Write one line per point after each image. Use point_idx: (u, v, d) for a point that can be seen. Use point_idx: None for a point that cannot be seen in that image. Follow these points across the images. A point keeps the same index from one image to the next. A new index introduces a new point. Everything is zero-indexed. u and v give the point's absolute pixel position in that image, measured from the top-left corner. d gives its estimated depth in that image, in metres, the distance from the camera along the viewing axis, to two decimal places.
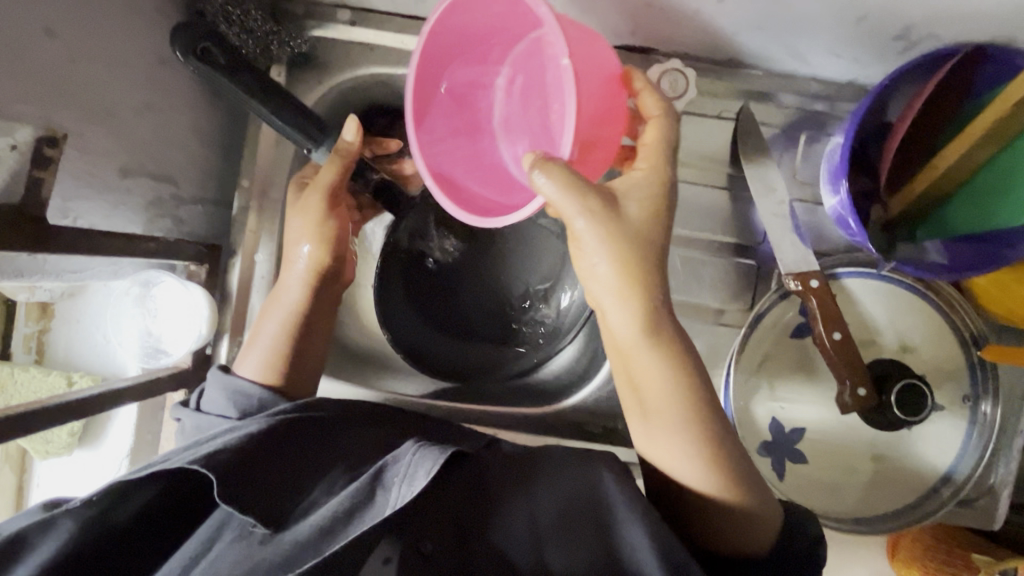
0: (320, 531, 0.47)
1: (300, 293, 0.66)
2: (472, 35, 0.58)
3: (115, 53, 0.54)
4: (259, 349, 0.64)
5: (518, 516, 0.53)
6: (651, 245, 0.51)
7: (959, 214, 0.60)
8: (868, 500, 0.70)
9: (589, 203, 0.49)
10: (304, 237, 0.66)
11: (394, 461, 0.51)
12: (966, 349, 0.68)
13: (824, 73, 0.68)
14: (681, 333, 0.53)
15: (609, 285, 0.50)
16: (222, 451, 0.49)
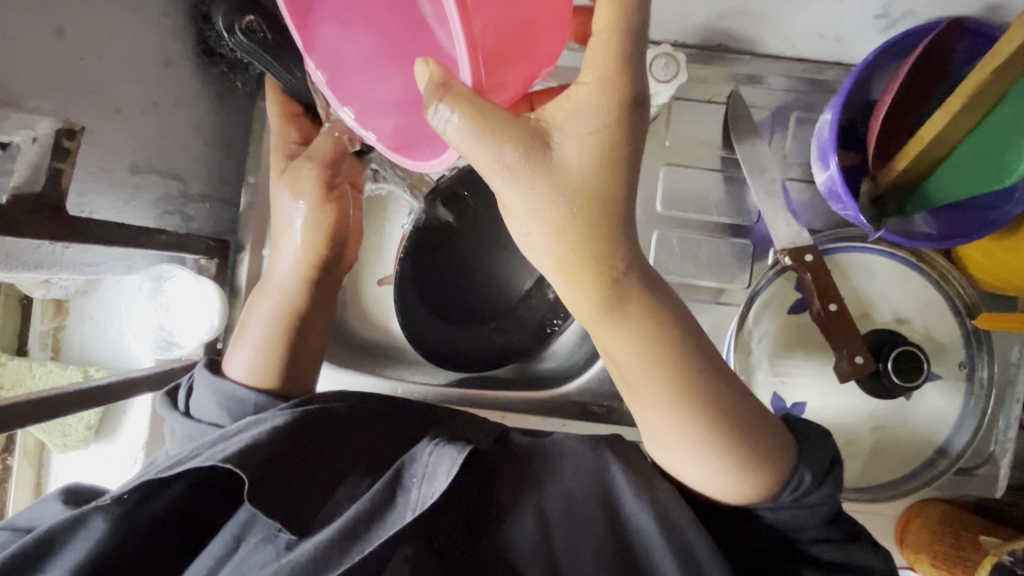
0: (344, 534, 0.49)
1: (290, 279, 0.64)
2: None
3: (125, 53, 0.57)
4: (249, 338, 0.63)
5: (533, 509, 0.54)
6: (598, 192, 0.42)
7: (947, 183, 0.61)
8: (869, 472, 0.71)
9: (508, 151, 0.41)
10: (292, 217, 0.65)
11: (413, 462, 0.53)
12: (959, 319, 0.70)
13: (808, 55, 0.70)
14: (662, 297, 0.46)
15: (551, 252, 0.44)
16: (255, 449, 0.50)
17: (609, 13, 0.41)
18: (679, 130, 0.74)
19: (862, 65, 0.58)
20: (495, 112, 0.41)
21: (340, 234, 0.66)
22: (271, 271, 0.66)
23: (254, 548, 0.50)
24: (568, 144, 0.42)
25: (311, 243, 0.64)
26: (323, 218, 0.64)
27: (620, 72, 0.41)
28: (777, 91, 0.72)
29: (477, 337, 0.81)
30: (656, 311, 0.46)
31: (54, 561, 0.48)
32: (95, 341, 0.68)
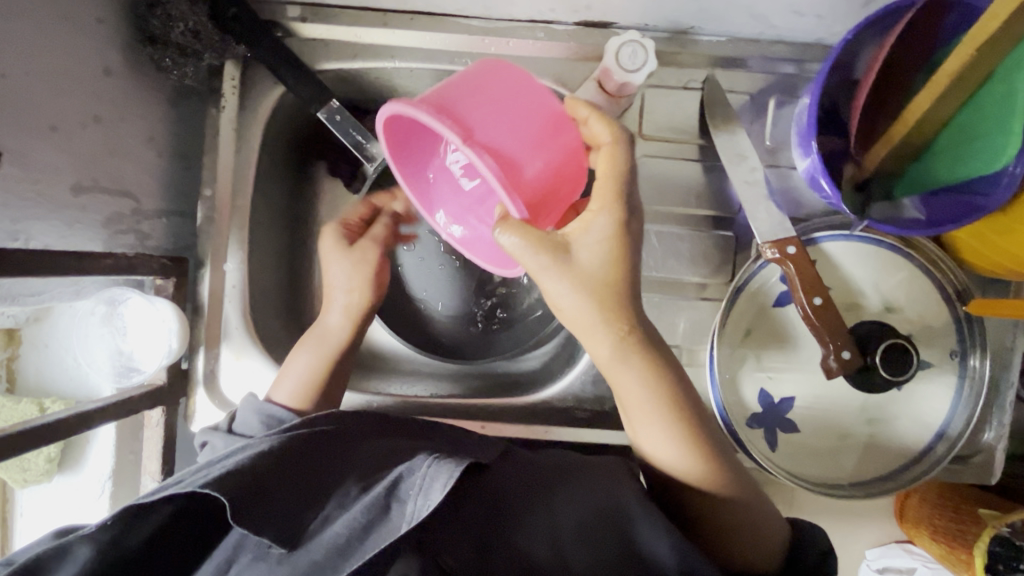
0: (337, 551, 0.46)
1: (344, 333, 0.70)
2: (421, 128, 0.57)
3: (54, 66, 0.53)
4: (293, 372, 0.66)
5: (540, 532, 0.51)
6: (613, 280, 0.52)
7: (933, 168, 0.58)
8: (864, 466, 0.69)
9: (548, 256, 0.51)
10: (338, 277, 0.72)
11: (408, 474, 0.49)
12: (951, 305, 0.67)
13: (787, 34, 0.67)
14: (654, 342, 0.55)
15: (583, 321, 0.53)
16: (235, 474, 0.47)
17: (607, 167, 0.53)
18: (656, 119, 0.70)
19: (838, 48, 0.54)
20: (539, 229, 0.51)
21: (380, 285, 0.73)
22: (320, 321, 0.71)
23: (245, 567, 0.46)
24: (589, 249, 0.52)
25: (356, 293, 0.72)
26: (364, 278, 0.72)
27: (622, 196, 0.52)
28: (755, 73, 0.69)
29: (450, 335, 0.82)
30: (656, 361, 0.54)
31: None
32: (51, 370, 0.65)
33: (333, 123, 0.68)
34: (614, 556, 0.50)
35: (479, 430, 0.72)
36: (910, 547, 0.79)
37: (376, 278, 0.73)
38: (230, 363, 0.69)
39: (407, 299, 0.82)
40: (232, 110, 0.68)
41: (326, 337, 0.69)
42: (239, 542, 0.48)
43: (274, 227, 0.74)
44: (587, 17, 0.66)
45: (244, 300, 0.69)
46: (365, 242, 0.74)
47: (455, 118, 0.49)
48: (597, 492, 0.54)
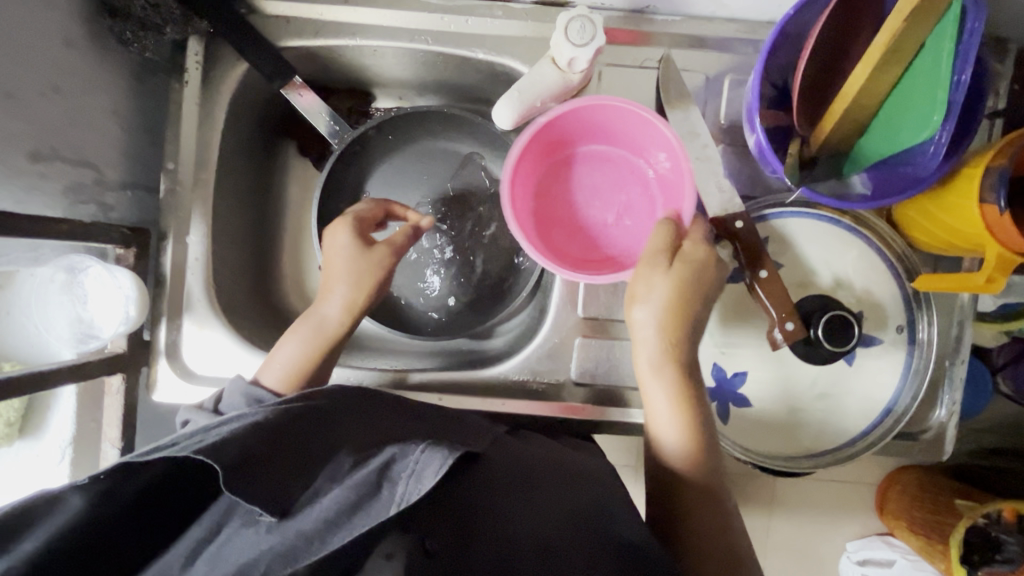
0: (326, 523, 0.43)
1: (339, 322, 0.68)
2: (554, 143, 0.70)
3: (11, 33, 0.54)
4: (281, 358, 0.66)
5: (522, 519, 0.49)
6: (690, 302, 0.60)
7: (876, 143, 0.59)
8: (816, 438, 0.70)
9: (657, 257, 0.61)
10: (342, 270, 0.68)
11: (402, 456, 0.46)
12: (899, 281, 0.69)
13: (739, 14, 0.68)
14: (695, 375, 0.60)
15: (651, 320, 0.60)
16: (230, 443, 0.44)
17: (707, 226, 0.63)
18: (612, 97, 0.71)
19: (779, 24, 0.55)
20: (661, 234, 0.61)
21: (382, 287, 0.70)
22: (316, 310, 0.69)
23: (230, 536, 0.44)
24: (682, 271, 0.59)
25: (361, 294, 0.69)
26: (370, 279, 0.69)
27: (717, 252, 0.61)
28: (709, 51, 0.70)
29: (416, 311, 0.83)
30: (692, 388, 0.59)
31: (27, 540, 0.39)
32: (14, 337, 0.65)
33: (309, 109, 0.71)
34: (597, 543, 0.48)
35: (437, 401, 0.73)
36: (891, 539, 0.87)
37: (377, 277, 0.69)
38: (192, 334, 0.70)
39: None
40: (196, 85, 0.69)
41: (326, 330, 0.68)
42: (227, 511, 0.45)
43: (239, 202, 0.76)
44: None
45: (205, 272, 0.70)
46: (381, 245, 0.70)
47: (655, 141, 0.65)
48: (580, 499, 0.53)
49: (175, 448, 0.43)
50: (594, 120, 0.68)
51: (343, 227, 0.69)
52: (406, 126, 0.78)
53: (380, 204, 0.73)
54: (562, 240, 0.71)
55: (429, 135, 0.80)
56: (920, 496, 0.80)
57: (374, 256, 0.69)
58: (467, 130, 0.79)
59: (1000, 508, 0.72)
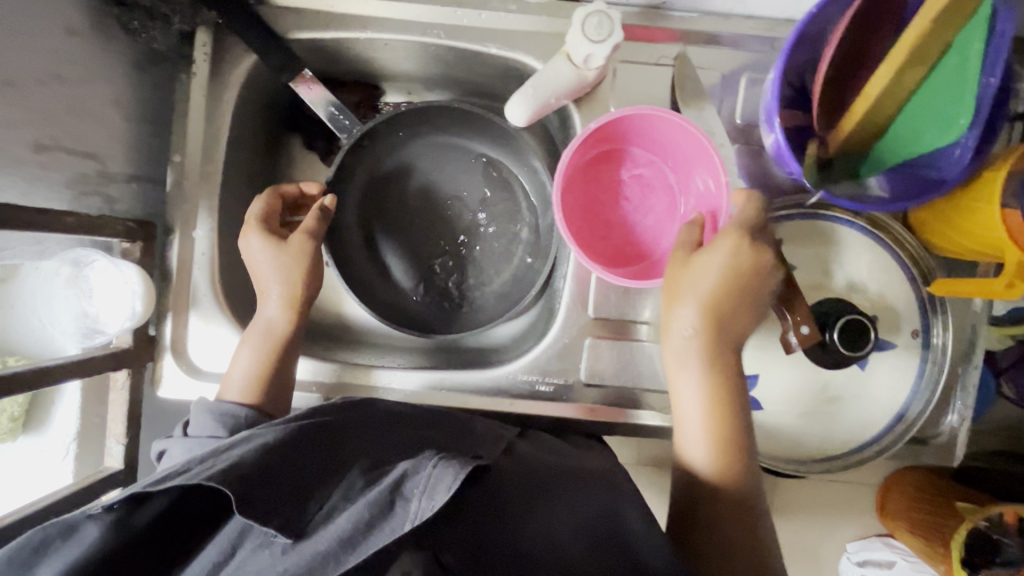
0: (341, 543, 0.42)
1: (284, 325, 0.67)
2: (603, 140, 0.65)
3: (15, 21, 0.52)
4: (238, 371, 0.65)
5: (535, 530, 0.49)
6: (737, 295, 0.56)
7: (892, 145, 0.59)
8: (826, 442, 0.69)
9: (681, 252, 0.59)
10: (268, 271, 0.67)
11: (414, 472, 0.46)
12: (914, 285, 0.68)
13: (757, 11, 0.67)
14: (733, 374, 0.57)
15: (695, 310, 0.57)
16: (241, 465, 0.45)
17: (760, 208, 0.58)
18: (626, 94, 0.70)
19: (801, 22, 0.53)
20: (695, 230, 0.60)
21: (315, 276, 0.69)
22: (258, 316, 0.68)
23: (246, 558, 0.43)
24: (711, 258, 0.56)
25: (295, 291, 0.67)
26: (299, 271, 0.67)
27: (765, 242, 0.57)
28: (725, 49, 0.68)
29: (422, 309, 0.82)
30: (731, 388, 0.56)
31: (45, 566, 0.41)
32: (14, 330, 0.63)
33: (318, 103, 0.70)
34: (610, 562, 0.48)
35: (445, 401, 0.73)
36: (890, 540, 0.87)
37: (303, 268, 0.68)
38: (198, 329, 0.69)
39: (382, 274, 0.82)
40: (204, 77, 0.68)
41: (270, 330, 0.67)
42: (241, 533, 0.45)
43: (245, 196, 0.74)
44: None
45: (211, 268, 0.69)
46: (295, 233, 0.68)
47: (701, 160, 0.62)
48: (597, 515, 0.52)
49: (185, 476, 0.44)
50: (647, 128, 0.64)
51: (254, 231, 0.67)
52: (416, 120, 0.77)
53: (273, 195, 0.70)
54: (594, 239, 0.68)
55: (438, 130, 0.79)
56: (919, 497, 0.79)
57: (294, 249, 0.67)
58: (476, 127, 0.78)
59: (1002, 511, 0.70)
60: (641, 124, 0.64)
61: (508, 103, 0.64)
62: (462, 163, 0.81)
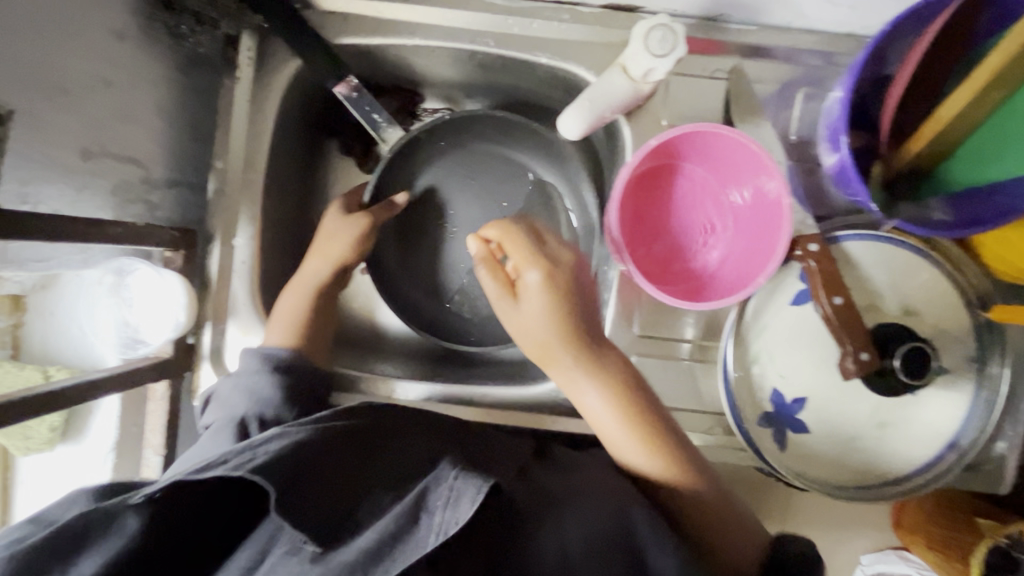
0: (366, 555, 0.42)
1: (323, 275, 0.69)
2: (663, 155, 0.64)
3: (65, 23, 0.51)
4: (280, 312, 0.66)
5: (553, 540, 0.47)
6: (564, 335, 0.61)
7: (960, 170, 0.58)
8: (872, 469, 0.68)
9: (517, 293, 0.63)
10: (322, 232, 0.70)
11: (436, 484, 0.45)
12: (971, 310, 0.66)
13: (818, 25, 0.65)
14: (614, 354, 0.62)
15: (552, 349, 0.61)
16: (273, 465, 0.44)
17: (518, 247, 0.63)
18: (679, 107, 0.68)
19: (877, 38, 0.51)
20: (494, 278, 0.64)
21: (365, 241, 0.70)
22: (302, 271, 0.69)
23: (276, 564, 0.43)
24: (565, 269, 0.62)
25: (341, 249, 0.69)
26: (351, 237, 0.69)
27: (553, 271, 0.62)
28: (784, 63, 0.66)
29: (455, 319, 0.80)
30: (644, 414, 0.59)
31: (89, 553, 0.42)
32: (55, 339, 0.63)
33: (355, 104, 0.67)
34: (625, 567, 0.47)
35: (485, 417, 0.71)
36: None
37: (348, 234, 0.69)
38: (236, 340, 0.67)
39: (417, 284, 0.80)
40: (246, 82, 0.66)
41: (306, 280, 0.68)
42: (274, 535, 0.46)
43: (283, 203, 0.73)
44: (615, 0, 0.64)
45: (251, 277, 0.68)
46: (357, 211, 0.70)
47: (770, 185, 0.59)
48: (608, 510, 0.50)
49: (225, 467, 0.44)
50: (704, 146, 0.63)
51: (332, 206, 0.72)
52: (456, 129, 0.75)
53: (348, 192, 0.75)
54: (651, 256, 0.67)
55: (479, 140, 0.78)
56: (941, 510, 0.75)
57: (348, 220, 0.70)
58: (519, 136, 0.76)
59: None
60: (703, 142, 0.62)
61: (562, 117, 0.63)
62: (499, 172, 0.80)
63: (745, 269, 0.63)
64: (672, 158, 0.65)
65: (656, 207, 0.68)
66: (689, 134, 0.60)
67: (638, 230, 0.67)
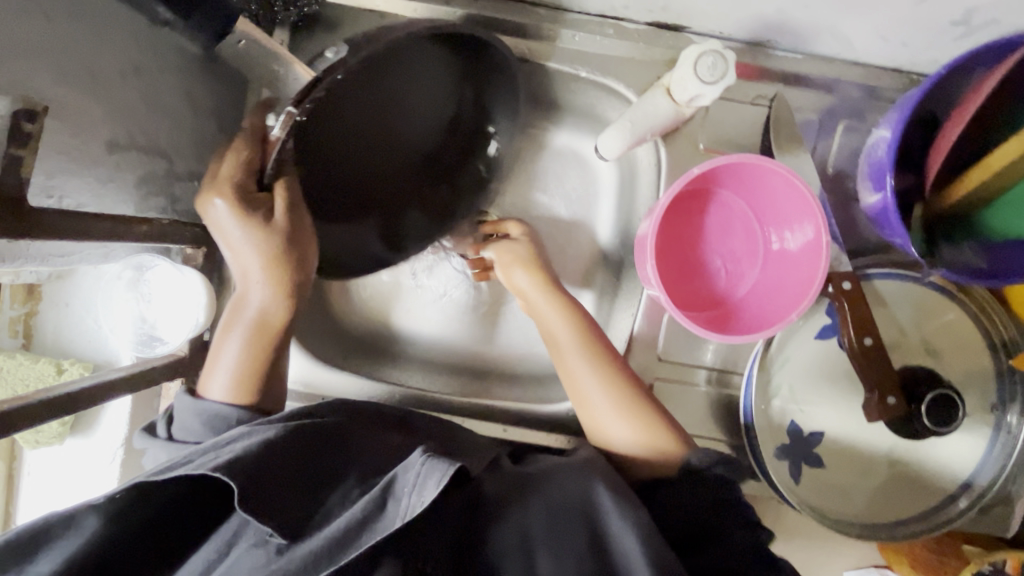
0: (334, 543, 0.42)
1: (274, 309, 0.58)
2: (701, 179, 0.63)
3: (100, 10, 0.48)
4: (224, 362, 0.57)
5: (511, 529, 0.48)
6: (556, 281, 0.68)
7: (1004, 217, 0.56)
8: (882, 506, 0.68)
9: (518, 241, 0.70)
10: (244, 248, 0.54)
11: (404, 470, 0.45)
12: (994, 355, 0.66)
13: (867, 59, 0.63)
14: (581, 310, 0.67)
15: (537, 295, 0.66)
16: (243, 456, 0.45)
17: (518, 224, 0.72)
18: (716, 132, 0.67)
19: (935, 78, 0.51)
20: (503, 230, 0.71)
21: (304, 266, 0.57)
22: (244, 303, 0.58)
23: (241, 556, 0.43)
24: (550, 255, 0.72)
25: (288, 276, 0.57)
26: (284, 262, 0.56)
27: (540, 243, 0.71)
28: (830, 92, 0.65)
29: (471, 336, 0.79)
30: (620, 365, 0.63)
31: (50, 556, 0.41)
32: (70, 330, 0.63)
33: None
34: (585, 543, 0.46)
35: (501, 433, 0.72)
36: None
37: (275, 254, 0.55)
38: None
39: (427, 292, 0.77)
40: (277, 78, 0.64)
41: (262, 323, 0.58)
42: (237, 531, 0.45)
43: None
44: (661, 19, 0.62)
45: None
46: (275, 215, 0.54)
47: (812, 221, 0.58)
48: (568, 491, 0.51)
49: (188, 467, 0.44)
50: (745, 176, 0.62)
51: (216, 195, 0.52)
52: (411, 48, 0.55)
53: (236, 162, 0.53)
54: (676, 278, 0.66)
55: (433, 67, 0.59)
56: None
57: (268, 226, 0.54)
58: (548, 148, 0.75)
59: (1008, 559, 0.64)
60: (746, 172, 0.61)
61: (603, 135, 0.63)
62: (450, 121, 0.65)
63: (777, 301, 0.62)
64: (710, 182, 0.64)
65: (686, 229, 0.67)
66: (734, 163, 0.59)
67: (666, 250, 0.66)
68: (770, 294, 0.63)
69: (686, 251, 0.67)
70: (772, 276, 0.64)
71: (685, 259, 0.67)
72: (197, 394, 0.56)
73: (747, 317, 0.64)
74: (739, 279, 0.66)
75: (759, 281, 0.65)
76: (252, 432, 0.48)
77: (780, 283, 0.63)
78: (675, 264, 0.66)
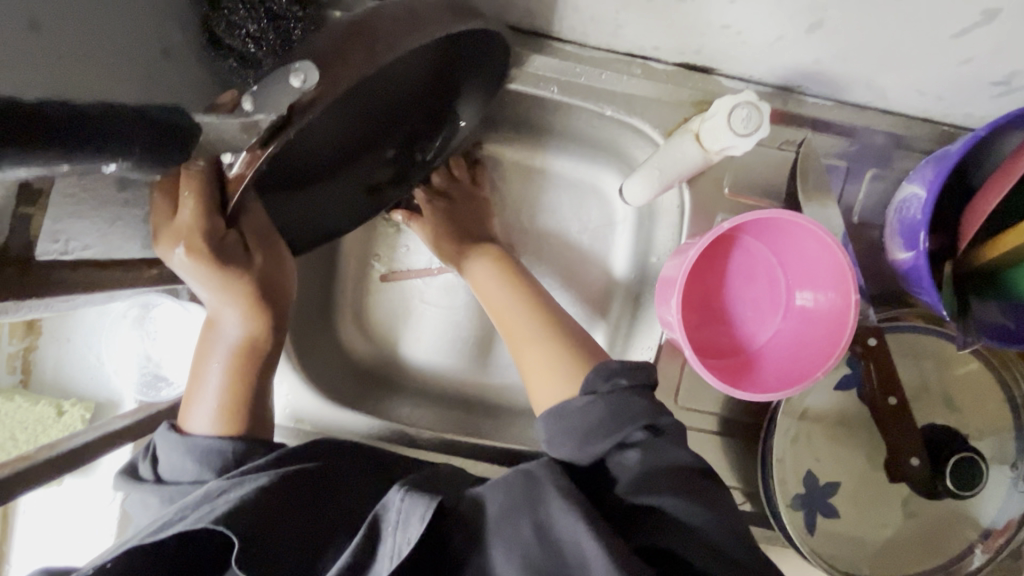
0: None
1: (248, 335, 0.53)
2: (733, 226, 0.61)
3: None
4: (205, 398, 0.53)
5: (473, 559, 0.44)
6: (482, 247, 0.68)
7: None
8: (899, 557, 0.66)
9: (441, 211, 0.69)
10: (212, 286, 0.50)
11: (385, 510, 0.44)
12: (1014, 406, 0.65)
13: (898, 107, 0.62)
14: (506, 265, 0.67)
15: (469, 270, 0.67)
16: (242, 506, 0.44)
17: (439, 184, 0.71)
18: (741, 175, 0.65)
19: (975, 138, 0.50)
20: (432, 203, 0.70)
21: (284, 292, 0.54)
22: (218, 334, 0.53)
23: None
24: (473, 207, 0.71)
25: (263, 305, 0.53)
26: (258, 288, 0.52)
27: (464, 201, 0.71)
28: (859, 140, 0.63)
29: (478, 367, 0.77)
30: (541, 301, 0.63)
31: None
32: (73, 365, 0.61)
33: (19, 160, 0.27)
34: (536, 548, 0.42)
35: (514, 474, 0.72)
36: None
37: (256, 293, 0.52)
38: None
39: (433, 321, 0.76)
40: None
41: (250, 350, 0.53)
42: None
43: None
44: (690, 60, 0.60)
45: None
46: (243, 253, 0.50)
47: (844, 279, 0.56)
48: (517, 493, 0.45)
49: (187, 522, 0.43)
50: (778, 225, 0.60)
51: (171, 246, 0.46)
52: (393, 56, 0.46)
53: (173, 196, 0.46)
54: (694, 318, 0.65)
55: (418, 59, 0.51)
56: None
57: (240, 265, 0.50)
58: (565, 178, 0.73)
59: None
60: (780, 223, 0.59)
61: (630, 181, 0.62)
62: (412, 98, 0.55)
63: (797, 357, 0.61)
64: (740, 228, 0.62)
65: (709, 269, 0.65)
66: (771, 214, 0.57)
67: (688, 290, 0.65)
68: (790, 346, 0.62)
69: (707, 292, 0.66)
70: (792, 326, 0.63)
71: (705, 300, 0.66)
72: (180, 430, 0.52)
73: (765, 366, 0.63)
74: (758, 325, 0.65)
75: (778, 330, 0.64)
76: (248, 478, 0.47)
77: (803, 338, 0.61)
78: (696, 305, 0.66)
